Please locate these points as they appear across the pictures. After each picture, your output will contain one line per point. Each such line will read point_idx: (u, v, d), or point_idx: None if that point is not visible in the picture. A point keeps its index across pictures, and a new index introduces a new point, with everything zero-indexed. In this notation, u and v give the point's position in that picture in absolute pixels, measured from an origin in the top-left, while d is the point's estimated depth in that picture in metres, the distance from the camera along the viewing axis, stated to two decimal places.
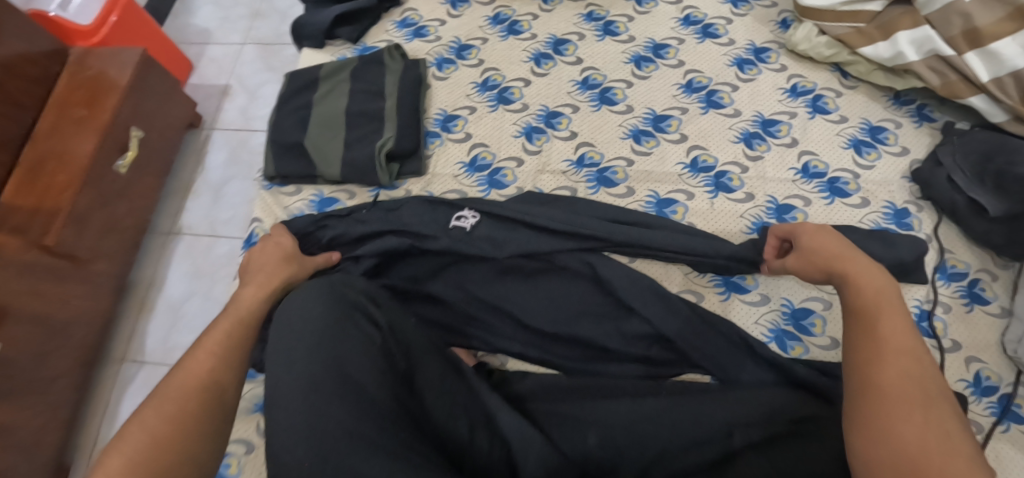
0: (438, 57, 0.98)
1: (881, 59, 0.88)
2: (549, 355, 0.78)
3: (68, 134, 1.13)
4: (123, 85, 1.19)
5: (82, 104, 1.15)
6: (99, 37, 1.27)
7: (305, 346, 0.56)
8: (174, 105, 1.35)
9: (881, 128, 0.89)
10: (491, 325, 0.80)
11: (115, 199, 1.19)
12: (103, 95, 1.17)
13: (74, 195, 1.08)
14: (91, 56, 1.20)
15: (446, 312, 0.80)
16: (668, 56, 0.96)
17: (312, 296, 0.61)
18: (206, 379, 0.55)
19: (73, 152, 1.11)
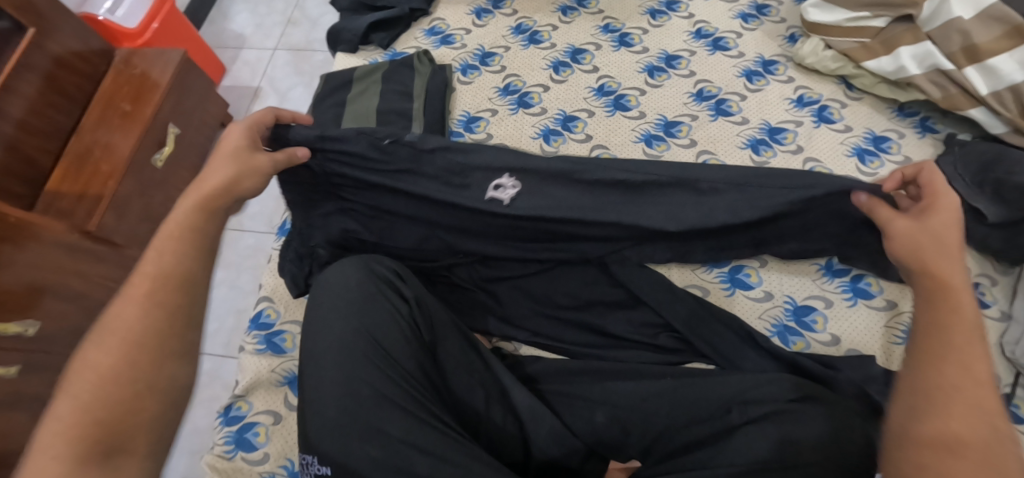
0: (462, 63, 1.04)
1: (884, 72, 0.92)
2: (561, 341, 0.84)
3: (113, 127, 1.20)
4: (165, 83, 1.26)
5: (128, 100, 1.23)
6: (143, 39, 1.36)
7: (339, 313, 0.65)
8: (209, 105, 1.43)
9: (885, 138, 0.93)
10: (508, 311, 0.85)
11: (152, 189, 1.26)
12: (147, 92, 1.24)
13: (116, 184, 1.16)
14: (137, 56, 1.28)
15: (465, 296, 0.86)
16: (680, 66, 1.01)
17: (349, 271, 0.69)
18: (161, 294, 0.58)
19: (118, 143, 1.18)
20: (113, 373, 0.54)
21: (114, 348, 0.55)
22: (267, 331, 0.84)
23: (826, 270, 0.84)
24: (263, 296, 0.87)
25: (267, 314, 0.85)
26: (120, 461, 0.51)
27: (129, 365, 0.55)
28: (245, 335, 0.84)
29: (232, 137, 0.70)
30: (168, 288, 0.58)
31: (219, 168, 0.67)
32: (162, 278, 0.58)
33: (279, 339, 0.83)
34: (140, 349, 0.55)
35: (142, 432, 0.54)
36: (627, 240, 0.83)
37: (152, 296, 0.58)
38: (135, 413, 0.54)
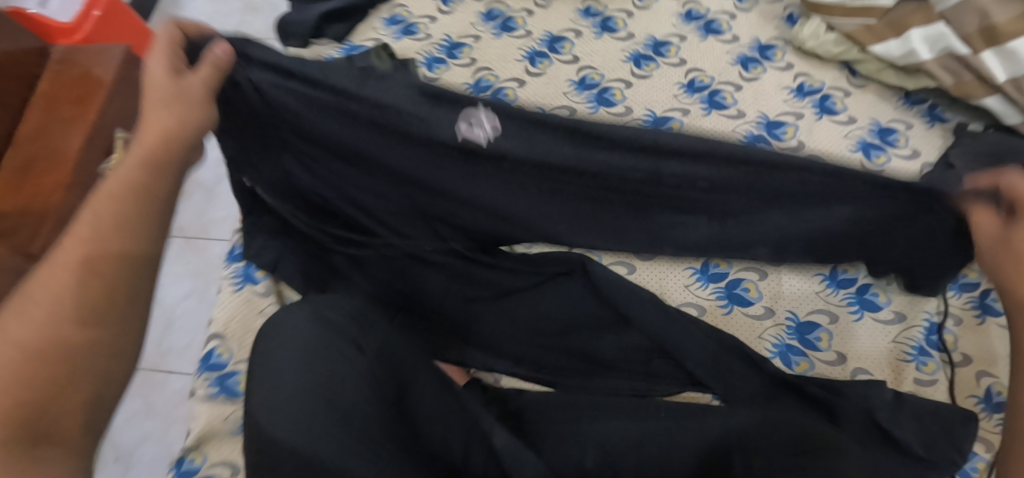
0: (427, 56, 0.93)
1: (892, 57, 0.83)
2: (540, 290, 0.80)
3: (55, 134, 1.10)
4: (109, 82, 1.15)
5: (70, 104, 1.12)
6: (82, 33, 1.23)
7: (293, 382, 0.57)
8: None
9: (891, 130, 0.85)
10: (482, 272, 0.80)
11: None
12: (91, 91, 1.13)
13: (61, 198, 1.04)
14: (78, 52, 1.17)
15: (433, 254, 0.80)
16: (669, 54, 0.92)
17: (296, 325, 0.62)
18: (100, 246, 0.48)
19: (60, 154, 1.08)
20: (44, 343, 0.45)
21: (39, 319, 0.46)
22: (219, 373, 0.77)
23: (830, 281, 0.78)
24: (213, 333, 0.79)
25: (218, 354, 0.78)
26: (47, 455, 0.43)
27: (62, 320, 0.46)
28: (195, 377, 0.77)
29: (155, 65, 0.52)
30: (119, 238, 0.48)
31: (159, 114, 0.51)
32: (107, 225, 0.48)
33: (233, 381, 0.76)
34: (92, 266, 0.47)
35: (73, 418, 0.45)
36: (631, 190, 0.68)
37: (88, 262, 0.47)
38: (75, 398, 0.46)
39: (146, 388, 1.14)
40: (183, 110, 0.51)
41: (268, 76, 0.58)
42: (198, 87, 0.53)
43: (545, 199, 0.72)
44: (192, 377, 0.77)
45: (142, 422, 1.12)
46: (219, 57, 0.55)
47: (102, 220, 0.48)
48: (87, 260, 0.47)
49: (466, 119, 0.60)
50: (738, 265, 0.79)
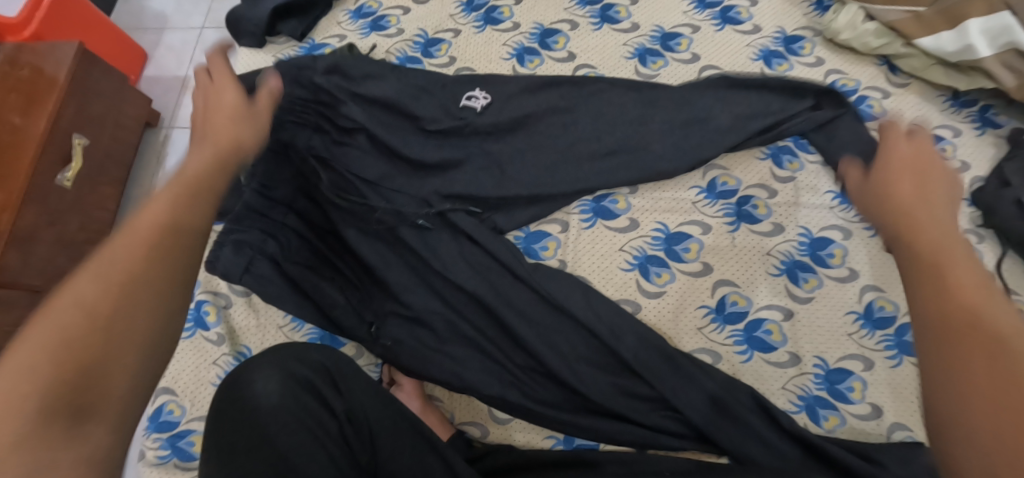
0: (400, 56, 0.81)
1: (944, 52, 0.71)
2: (522, 270, 0.68)
3: (3, 145, 0.98)
4: (62, 83, 1.03)
5: (18, 108, 1.01)
6: (31, 31, 1.09)
7: (246, 444, 0.52)
8: (125, 102, 1.20)
9: (936, 138, 0.74)
10: (461, 244, 0.70)
11: (67, 213, 1.07)
12: (40, 97, 1.02)
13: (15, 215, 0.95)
14: (26, 52, 1.05)
15: (410, 230, 0.70)
16: (680, 49, 0.79)
17: (257, 383, 0.56)
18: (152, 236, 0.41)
19: (10, 168, 0.97)
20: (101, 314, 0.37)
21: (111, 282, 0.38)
22: (170, 433, 0.68)
23: (866, 320, 0.67)
24: (163, 388, 0.70)
25: (168, 410, 0.69)
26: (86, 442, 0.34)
27: (117, 299, 0.37)
28: (144, 437, 0.68)
29: (227, 96, 0.57)
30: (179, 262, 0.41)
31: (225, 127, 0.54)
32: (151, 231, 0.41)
33: (185, 443, 0.67)
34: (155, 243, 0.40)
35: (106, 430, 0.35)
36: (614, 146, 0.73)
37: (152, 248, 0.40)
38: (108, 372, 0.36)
39: None
40: (250, 126, 0.56)
41: (336, 81, 0.76)
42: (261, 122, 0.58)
43: (531, 172, 0.73)
44: (140, 436, 0.69)
45: None
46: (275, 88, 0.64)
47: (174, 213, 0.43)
48: (154, 236, 0.41)
49: (468, 95, 0.76)
50: (759, 304, 0.68)
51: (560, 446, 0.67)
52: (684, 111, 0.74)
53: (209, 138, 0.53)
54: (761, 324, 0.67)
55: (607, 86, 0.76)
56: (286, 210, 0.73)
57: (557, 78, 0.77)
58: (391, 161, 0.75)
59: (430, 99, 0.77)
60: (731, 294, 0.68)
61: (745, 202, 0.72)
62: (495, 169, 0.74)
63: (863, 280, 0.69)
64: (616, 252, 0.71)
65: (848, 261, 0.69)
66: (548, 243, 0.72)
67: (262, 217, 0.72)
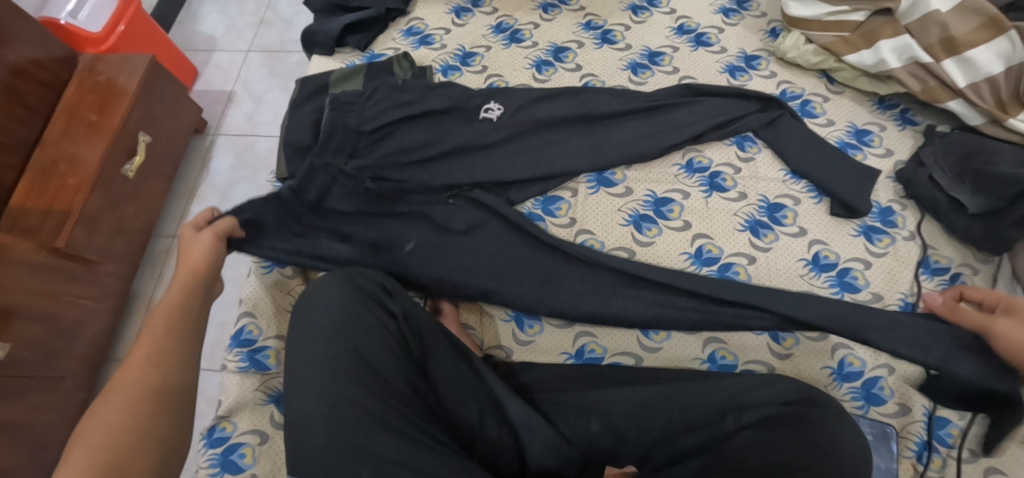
0: (443, 64, 1.02)
1: (865, 65, 0.92)
2: (537, 235, 0.84)
3: (79, 138, 1.16)
4: (132, 91, 1.21)
5: (92, 109, 1.19)
6: (108, 45, 1.30)
7: (324, 331, 0.66)
8: (181, 109, 1.38)
9: (866, 131, 0.94)
10: (482, 216, 0.86)
11: (124, 201, 1.23)
12: (113, 101, 1.20)
13: (85, 198, 1.12)
14: (101, 63, 1.23)
15: (437, 211, 0.86)
16: (663, 63, 1.01)
17: (332, 290, 0.69)
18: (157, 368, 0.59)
19: (84, 158, 1.14)
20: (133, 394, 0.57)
21: (122, 399, 0.56)
22: (250, 348, 0.81)
23: (814, 265, 0.84)
24: (244, 313, 0.84)
25: (248, 331, 0.83)
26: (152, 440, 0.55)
27: (161, 393, 0.58)
28: (226, 352, 0.82)
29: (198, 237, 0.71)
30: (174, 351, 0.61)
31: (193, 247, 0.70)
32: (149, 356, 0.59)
33: (262, 355, 0.81)
34: (156, 364, 0.59)
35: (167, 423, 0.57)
36: (607, 140, 0.91)
37: (150, 359, 0.59)
38: (143, 436, 0.55)
39: None
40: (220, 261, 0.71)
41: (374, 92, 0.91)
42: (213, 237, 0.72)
43: (539, 162, 0.89)
44: (224, 352, 0.82)
45: None
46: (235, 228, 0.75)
47: (162, 340, 0.61)
48: (169, 330, 0.62)
49: (485, 107, 0.92)
50: (729, 251, 0.85)
51: (571, 361, 0.82)
52: (655, 115, 0.92)
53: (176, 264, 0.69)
54: (732, 269, 0.84)
55: (597, 94, 0.95)
56: (307, 209, 0.84)
57: (556, 90, 0.94)
58: (423, 151, 0.89)
59: (451, 116, 0.92)
60: (706, 244, 0.86)
61: (717, 176, 0.90)
62: (509, 157, 0.90)
63: (812, 236, 0.86)
64: (614, 212, 0.89)
65: (798, 221, 0.87)
66: (561, 205, 0.90)
67: (286, 209, 0.82)
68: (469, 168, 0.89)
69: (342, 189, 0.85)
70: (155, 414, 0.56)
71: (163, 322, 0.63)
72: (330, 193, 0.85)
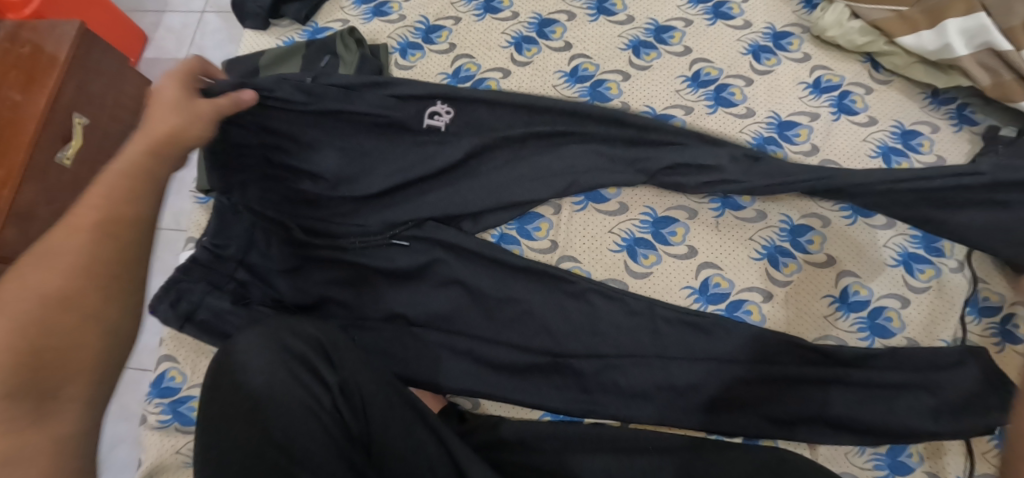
0: (401, 41, 0.87)
1: (924, 51, 0.74)
2: (498, 285, 0.71)
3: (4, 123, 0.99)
4: (62, 60, 1.04)
5: (17, 87, 1.02)
6: (31, 9, 1.11)
7: (243, 411, 0.56)
8: (127, 83, 1.20)
9: (914, 133, 0.76)
10: (432, 251, 0.73)
11: (64, 192, 1.07)
12: (42, 74, 1.03)
13: (14, 192, 0.97)
14: (25, 29, 1.06)
15: (375, 253, 0.73)
16: (673, 41, 0.83)
17: (255, 352, 0.59)
18: (112, 215, 0.47)
19: (11, 145, 0.98)
20: (10, 360, 0.41)
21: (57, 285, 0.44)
22: (172, 399, 0.72)
23: (842, 303, 0.70)
24: (165, 356, 0.75)
25: (171, 377, 0.73)
26: (84, 350, 0.44)
27: (106, 271, 0.46)
28: (146, 403, 0.72)
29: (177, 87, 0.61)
30: (134, 207, 0.49)
31: (166, 116, 0.57)
32: (116, 201, 0.48)
33: (186, 408, 0.72)
34: (109, 230, 0.47)
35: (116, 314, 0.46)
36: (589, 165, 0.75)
37: (112, 223, 0.47)
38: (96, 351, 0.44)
39: (122, 388, 1.07)
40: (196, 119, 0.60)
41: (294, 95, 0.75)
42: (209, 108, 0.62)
43: (503, 186, 0.75)
44: (144, 402, 0.73)
45: (120, 424, 1.05)
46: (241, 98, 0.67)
47: (129, 197, 0.49)
48: (141, 195, 0.50)
49: (430, 112, 0.77)
50: (740, 285, 0.71)
51: (548, 417, 0.70)
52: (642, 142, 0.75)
53: (151, 128, 0.56)
54: (744, 308, 0.70)
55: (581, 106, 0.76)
56: (235, 265, 0.74)
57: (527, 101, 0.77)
58: (366, 173, 0.76)
59: (393, 134, 0.77)
60: (714, 276, 0.72)
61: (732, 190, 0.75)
62: (467, 179, 0.76)
63: (842, 266, 0.72)
64: (606, 233, 0.75)
65: (826, 248, 0.73)
66: (541, 223, 0.76)
67: (210, 272, 0.73)
68: (416, 199, 0.75)
69: (263, 244, 0.75)
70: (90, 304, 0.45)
71: (92, 241, 0.46)
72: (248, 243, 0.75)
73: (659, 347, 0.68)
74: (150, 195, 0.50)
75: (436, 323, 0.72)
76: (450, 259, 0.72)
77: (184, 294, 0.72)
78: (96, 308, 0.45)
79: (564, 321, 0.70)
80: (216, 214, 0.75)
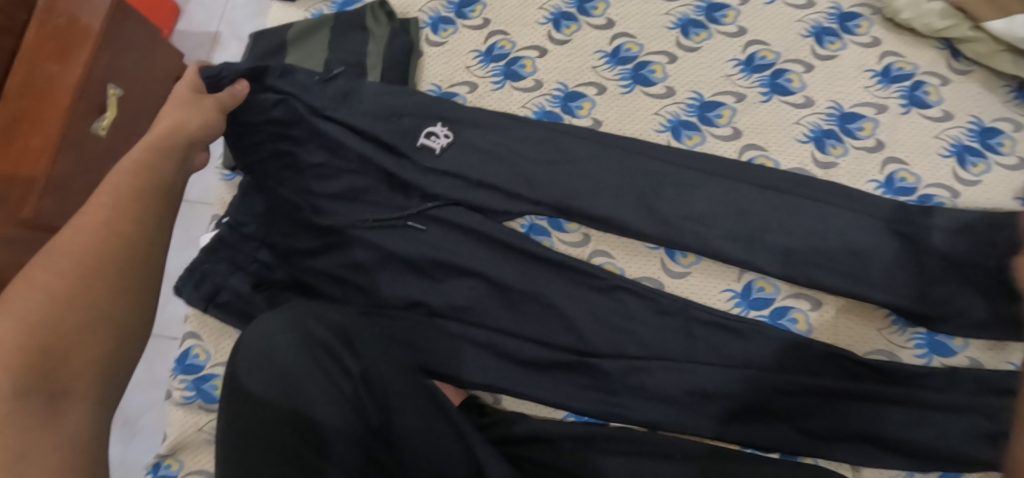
0: (433, 15, 0.83)
1: (1015, 37, 0.66)
2: (523, 279, 0.67)
3: (42, 91, 0.99)
4: (96, 33, 1.01)
5: (53, 58, 1.00)
6: None
7: (264, 396, 0.55)
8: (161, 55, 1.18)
9: (994, 131, 0.68)
10: (453, 239, 0.70)
11: (99, 164, 1.07)
12: (77, 45, 1.01)
13: (50, 162, 0.97)
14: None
15: (395, 238, 0.70)
16: (726, 21, 0.76)
17: (277, 337, 0.58)
18: (109, 225, 0.52)
19: (47, 115, 0.98)
20: (25, 342, 0.45)
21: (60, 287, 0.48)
22: (195, 376, 0.72)
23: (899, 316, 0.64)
24: (189, 333, 0.75)
25: (194, 354, 0.73)
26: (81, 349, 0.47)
27: (123, 276, 0.51)
28: (171, 379, 0.73)
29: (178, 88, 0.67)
30: (134, 219, 0.54)
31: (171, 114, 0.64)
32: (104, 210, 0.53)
33: (209, 386, 0.72)
34: (116, 232, 0.52)
35: (117, 312, 0.50)
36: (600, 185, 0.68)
37: (110, 226, 0.52)
38: (84, 351, 0.47)
39: (154, 358, 1.10)
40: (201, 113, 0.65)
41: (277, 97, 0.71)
42: (212, 105, 0.66)
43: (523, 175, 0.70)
44: (169, 377, 0.73)
45: (152, 392, 1.08)
46: (238, 91, 0.69)
47: (123, 207, 0.54)
48: (134, 202, 0.55)
49: (427, 132, 0.72)
50: (788, 291, 0.66)
51: (572, 418, 0.67)
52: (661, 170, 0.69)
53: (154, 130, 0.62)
54: (789, 315, 0.65)
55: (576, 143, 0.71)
56: (258, 244, 0.74)
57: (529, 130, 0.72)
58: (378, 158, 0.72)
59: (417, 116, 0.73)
60: (757, 279, 0.67)
61: None
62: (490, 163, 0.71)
63: None
64: None
65: None
66: None
67: (233, 250, 0.73)
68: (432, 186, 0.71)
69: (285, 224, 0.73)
70: (108, 304, 0.49)
71: (110, 238, 0.52)
72: (271, 222, 0.73)
73: (692, 351, 0.64)
74: (125, 200, 0.54)
75: (458, 315, 0.69)
76: (474, 248, 0.69)
77: (207, 275, 0.72)
78: (93, 310, 0.49)
79: (591, 319, 0.66)
80: (245, 193, 0.75)
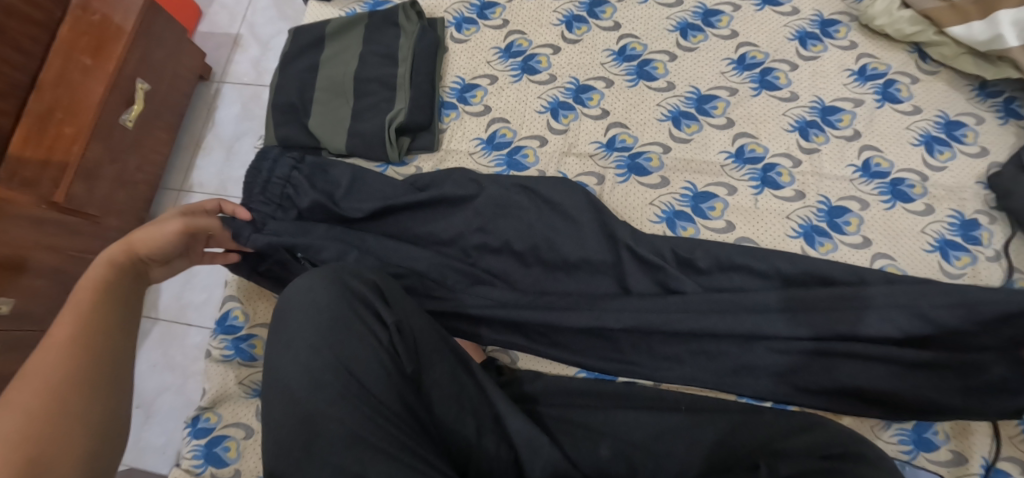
0: (457, 16, 0.92)
1: (975, 41, 0.75)
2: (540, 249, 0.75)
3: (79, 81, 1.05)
4: (130, 31, 1.08)
5: (88, 52, 1.06)
6: None
7: (308, 339, 0.61)
8: (185, 54, 1.26)
9: (958, 123, 0.77)
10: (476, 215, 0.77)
11: (126, 152, 1.13)
12: (113, 41, 1.07)
13: (82, 149, 1.03)
14: None
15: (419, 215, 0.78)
16: (720, 25, 0.86)
17: (319, 289, 0.64)
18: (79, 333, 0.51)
19: (82, 106, 1.04)
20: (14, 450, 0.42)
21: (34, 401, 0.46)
22: (235, 336, 0.79)
23: None
24: (229, 297, 0.82)
25: (234, 316, 0.80)
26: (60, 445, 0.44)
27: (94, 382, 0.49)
28: (212, 339, 0.79)
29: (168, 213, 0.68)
30: (106, 332, 0.53)
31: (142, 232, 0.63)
32: (71, 324, 0.52)
33: (247, 345, 0.78)
34: (81, 343, 0.51)
35: (92, 416, 0.47)
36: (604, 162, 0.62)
37: (76, 341, 0.51)
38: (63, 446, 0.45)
39: (170, 341, 1.15)
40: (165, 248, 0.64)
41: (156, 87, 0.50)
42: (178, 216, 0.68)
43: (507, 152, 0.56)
44: (208, 337, 0.79)
45: (166, 374, 1.12)
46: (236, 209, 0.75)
47: (90, 323, 0.53)
48: (100, 319, 0.53)
49: None
50: None
51: (583, 374, 0.74)
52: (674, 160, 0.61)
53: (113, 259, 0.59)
54: None
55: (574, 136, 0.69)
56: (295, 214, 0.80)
57: None
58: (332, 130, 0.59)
59: None
60: None
61: (771, 168, 0.77)
62: None
63: (877, 249, 0.72)
64: (645, 205, 0.78)
65: (863, 230, 0.73)
66: None
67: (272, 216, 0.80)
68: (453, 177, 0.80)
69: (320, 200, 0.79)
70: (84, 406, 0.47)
71: (80, 350, 0.50)
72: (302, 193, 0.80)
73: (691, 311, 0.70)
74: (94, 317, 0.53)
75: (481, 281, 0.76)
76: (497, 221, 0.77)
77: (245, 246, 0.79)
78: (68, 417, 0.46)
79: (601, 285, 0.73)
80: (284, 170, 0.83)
